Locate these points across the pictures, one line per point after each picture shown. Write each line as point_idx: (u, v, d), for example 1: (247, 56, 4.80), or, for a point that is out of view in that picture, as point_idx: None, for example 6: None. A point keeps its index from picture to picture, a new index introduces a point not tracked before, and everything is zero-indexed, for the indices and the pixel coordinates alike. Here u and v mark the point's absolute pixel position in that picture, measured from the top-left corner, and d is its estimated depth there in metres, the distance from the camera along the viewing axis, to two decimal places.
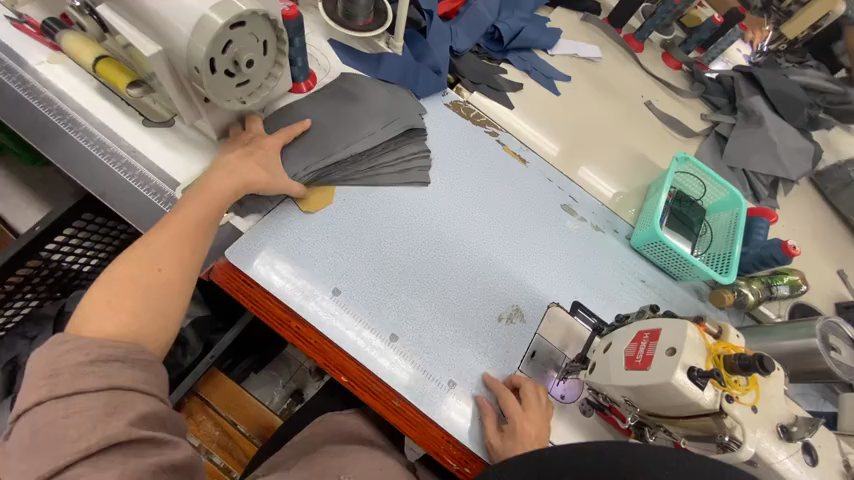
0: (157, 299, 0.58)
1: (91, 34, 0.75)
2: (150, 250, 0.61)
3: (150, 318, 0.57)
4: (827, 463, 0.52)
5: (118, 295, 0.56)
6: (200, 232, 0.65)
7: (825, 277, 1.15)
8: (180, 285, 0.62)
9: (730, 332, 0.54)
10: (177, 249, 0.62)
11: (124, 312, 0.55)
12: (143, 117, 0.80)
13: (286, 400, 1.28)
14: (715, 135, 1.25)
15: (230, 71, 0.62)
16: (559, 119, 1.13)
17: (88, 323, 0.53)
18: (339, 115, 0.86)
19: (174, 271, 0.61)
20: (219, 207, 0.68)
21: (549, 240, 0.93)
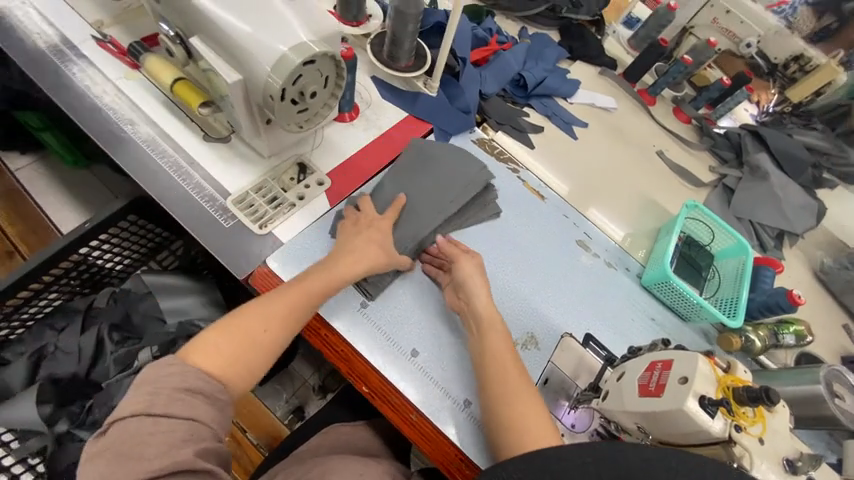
0: (252, 356, 0.68)
1: (178, 59, 0.83)
2: (264, 308, 0.71)
3: (242, 371, 0.66)
4: None
5: (228, 343, 0.66)
6: (308, 307, 0.73)
7: (831, 330, 1.17)
8: (275, 347, 0.70)
9: (738, 367, 0.58)
10: (284, 318, 0.71)
11: (226, 359, 0.65)
12: (204, 133, 0.89)
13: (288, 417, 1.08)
14: (723, 186, 1.33)
15: (295, 100, 0.71)
16: (576, 162, 1.21)
17: (198, 351, 0.64)
18: (422, 178, 0.91)
19: (274, 336, 0.70)
20: (332, 289, 0.75)
21: (564, 273, 0.98)
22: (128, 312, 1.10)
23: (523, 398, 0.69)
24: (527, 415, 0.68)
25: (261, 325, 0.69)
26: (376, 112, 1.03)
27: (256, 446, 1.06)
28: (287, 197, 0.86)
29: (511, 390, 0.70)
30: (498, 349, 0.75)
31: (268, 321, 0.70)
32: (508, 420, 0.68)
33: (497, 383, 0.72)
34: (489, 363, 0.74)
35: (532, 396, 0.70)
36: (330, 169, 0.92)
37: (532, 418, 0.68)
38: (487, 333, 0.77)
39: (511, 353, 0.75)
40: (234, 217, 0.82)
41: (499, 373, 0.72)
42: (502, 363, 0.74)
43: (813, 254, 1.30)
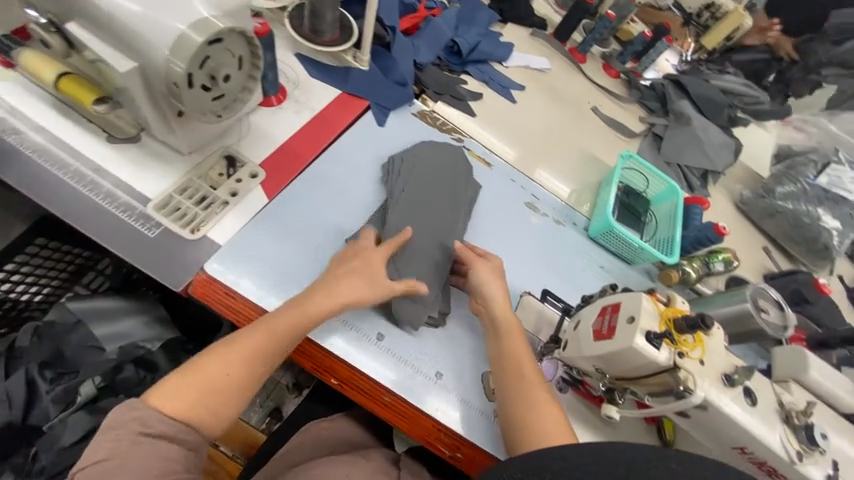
0: (220, 400, 0.64)
1: (57, 51, 0.72)
2: (235, 349, 0.66)
3: (204, 414, 0.63)
4: (764, 403, 0.61)
5: (197, 389, 0.63)
6: (277, 345, 0.68)
7: (753, 253, 1.31)
8: (242, 389, 0.66)
9: (676, 299, 0.62)
10: (250, 359, 0.66)
11: (185, 400, 0.62)
12: (107, 133, 0.79)
13: (266, 421, 0.99)
14: (652, 135, 1.41)
15: (206, 86, 0.64)
16: (518, 126, 1.22)
17: (163, 392, 0.62)
18: (413, 198, 0.90)
19: (237, 377, 0.65)
20: (304, 328, 0.69)
21: (519, 236, 1.00)
22: (61, 347, 0.98)
23: (543, 405, 0.70)
24: (540, 413, 0.70)
25: (233, 369, 0.65)
26: (305, 93, 0.96)
27: (233, 457, 1.02)
28: (218, 195, 0.80)
29: (527, 390, 0.72)
30: (516, 349, 0.76)
31: (240, 364, 0.66)
32: (520, 416, 0.70)
33: (514, 384, 0.73)
34: (507, 365, 0.74)
35: (546, 395, 0.72)
36: (263, 158, 0.86)
37: (545, 415, 0.70)
38: (507, 335, 0.77)
39: (528, 354, 0.76)
40: (159, 225, 0.74)
41: (517, 374, 0.73)
42: (520, 365, 0.74)
43: (733, 188, 1.43)
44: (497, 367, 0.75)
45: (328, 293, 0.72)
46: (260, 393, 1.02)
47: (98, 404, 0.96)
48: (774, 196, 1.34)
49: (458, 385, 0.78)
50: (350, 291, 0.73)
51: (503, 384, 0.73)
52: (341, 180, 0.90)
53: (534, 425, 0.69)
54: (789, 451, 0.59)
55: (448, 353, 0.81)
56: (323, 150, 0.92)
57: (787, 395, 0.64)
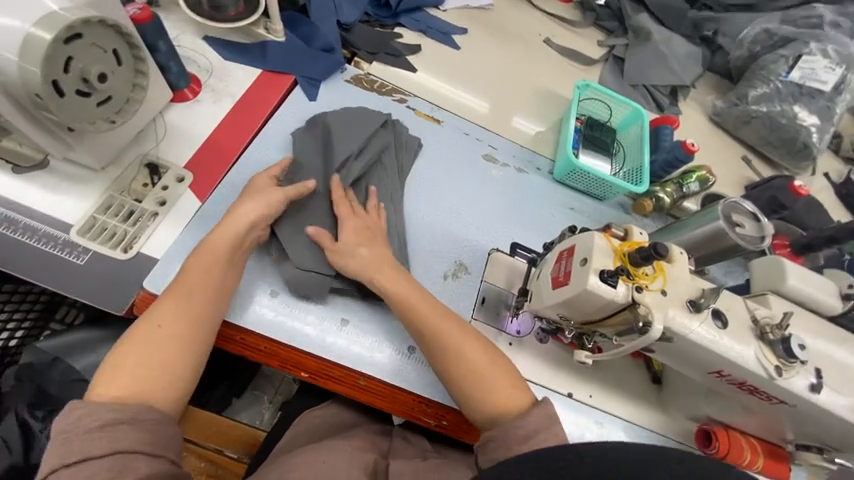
0: (172, 357, 0.60)
1: None
2: (165, 304, 0.63)
3: (152, 379, 0.58)
4: (737, 322, 0.58)
5: (141, 357, 0.59)
6: (204, 285, 0.65)
7: (732, 166, 1.26)
8: (184, 341, 0.62)
9: (634, 231, 0.58)
10: (180, 310, 0.63)
11: (127, 373, 0.57)
12: (10, 164, 0.72)
13: (277, 413, 1.13)
14: (613, 58, 1.32)
15: (84, 91, 0.57)
16: (465, 74, 1.13)
17: (104, 381, 0.56)
18: (324, 158, 0.84)
19: (173, 330, 0.61)
20: (225, 260, 0.67)
21: (479, 190, 0.95)
22: (43, 386, 0.94)
23: (498, 375, 0.68)
24: (491, 383, 0.67)
25: (172, 324, 0.62)
26: (221, 78, 0.88)
27: (239, 459, 0.98)
28: (145, 207, 0.74)
29: (471, 363, 0.68)
30: (441, 329, 0.69)
31: (175, 316, 0.62)
32: (475, 389, 0.67)
33: (455, 363, 0.68)
34: (440, 346, 0.68)
35: (489, 356, 0.69)
36: (187, 159, 0.80)
37: (500, 379, 0.67)
38: (425, 317, 0.70)
39: (454, 324, 0.70)
40: (87, 250, 0.69)
41: (455, 352, 0.68)
42: (455, 343, 0.69)
43: (704, 101, 1.37)
44: (431, 351, 0.69)
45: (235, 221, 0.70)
46: (268, 389, 1.15)
47: None
48: (747, 102, 1.27)
49: None
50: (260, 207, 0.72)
51: (448, 367, 0.68)
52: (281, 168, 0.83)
53: (495, 400, 0.66)
54: (766, 367, 0.58)
55: None
56: (253, 138, 0.85)
57: (761, 309, 0.61)
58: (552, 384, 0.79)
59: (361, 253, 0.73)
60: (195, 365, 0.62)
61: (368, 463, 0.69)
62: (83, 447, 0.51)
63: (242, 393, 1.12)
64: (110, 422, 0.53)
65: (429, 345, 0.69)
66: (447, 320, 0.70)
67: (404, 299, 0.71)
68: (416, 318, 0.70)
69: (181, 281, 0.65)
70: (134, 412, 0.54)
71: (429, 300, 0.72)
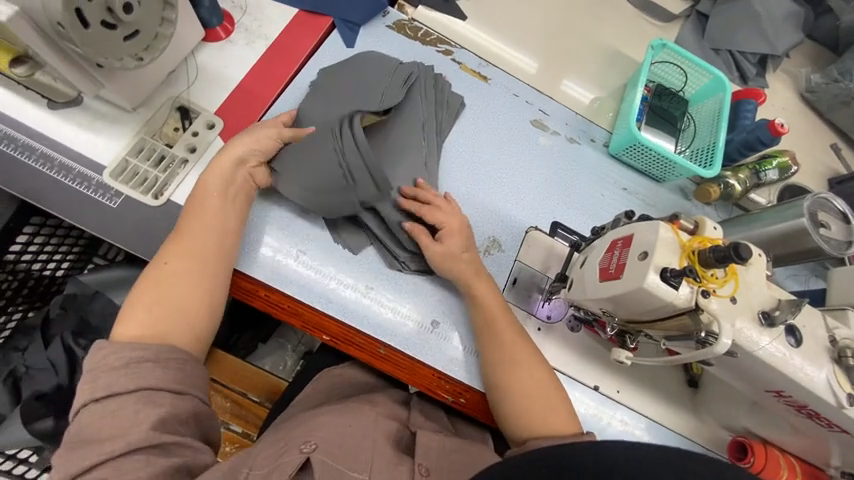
0: (186, 296, 0.61)
1: None
2: (173, 246, 0.63)
3: (172, 317, 0.59)
4: (812, 341, 0.51)
5: (157, 294, 0.59)
6: (210, 226, 0.65)
7: (819, 154, 1.09)
8: (199, 281, 0.62)
9: (706, 225, 0.51)
10: (189, 252, 0.63)
11: (146, 314, 0.58)
12: (46, 99, 0.70)
13: (299, 362, 1.15)
14: (696, 15, 1.14)
15: (108, 22, 0.53)
16: (521, 25, 1.00)
17: (126, 316, 0.58)
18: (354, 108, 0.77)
19: (182, 271, 0.62)
20: (225, 200, 0.67)
21: (524, 159, 0.87)
22: (84, 316, 1.01)
23: (538, 391, 0.66)
24: (539, 403, 0.65)
25: (183, 263, 0.62)
26: (255, 17, 0.82)
27: (260, 402, 1.03)
28: (176, 152, 0.72)
29: (526, 380, 0.66)
30: (504, 338, 0.68)
31: (183, 254, 0.62)
32: (523, 407, 0.65)
33: (508, 376, 0.66)
34: (499, 355, 0.68)
35: (546, 377, 0.67)
36: (219, 104, 0.76)
37: (549, 401, 0.65)
38: (494, 325, 0.69)
39: (524, 344, 0.69)
40: (119, 194, 0.69)
41: (511, 365, 0.67)
42: (513, 357, 0.67)
43: (798, 73, 1.17)
44: (489, 360, 0.68)
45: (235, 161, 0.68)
46: (291, 338, 1.17)
47: None
48: (851, 79, 1.06)
49: (457, 330, 0.74)
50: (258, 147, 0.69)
51: (503, 379, 0.67)
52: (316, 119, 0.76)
53: (532, 410, 0.64)
54: (837, 394, 0.50)
55: (446, 297, 0.75)
56: (286, 86, 0.80)
57: (842, 329, 0.53)
58: (579, 375, 0.75)
59: (435, 250, 0.70)
60: (207, 300, 0.62)
61: (391, 431, 0.68)
62: (108, 383, 0.53)
63: (266, 339, 1.15)
64: (135, 360, 0.54)
65: (489, 356, 0.68)
66: (511, 328, 0.69)
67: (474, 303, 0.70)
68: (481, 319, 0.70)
69: (185, 224, 0.65)
70: (157, 351, 0.55)
71: (503, 311, 0.70)
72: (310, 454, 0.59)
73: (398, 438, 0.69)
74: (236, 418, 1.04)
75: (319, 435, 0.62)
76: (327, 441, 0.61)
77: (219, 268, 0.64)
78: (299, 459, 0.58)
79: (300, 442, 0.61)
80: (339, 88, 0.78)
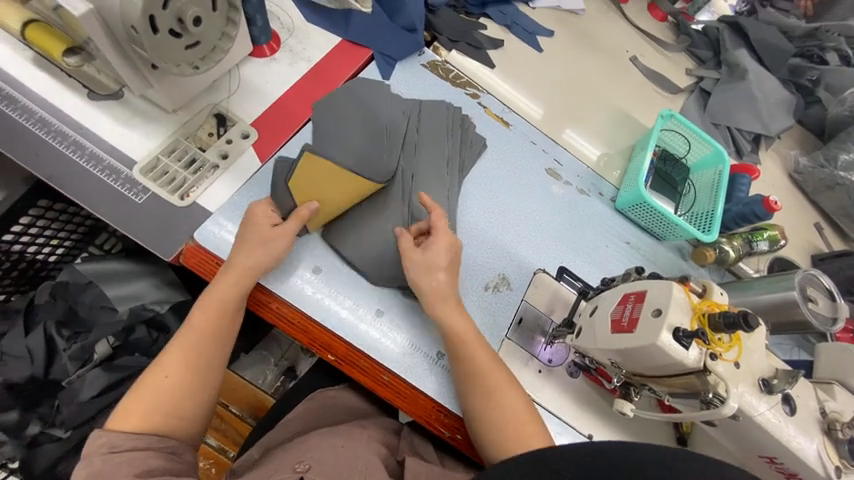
0: (181, 403, 0.64)
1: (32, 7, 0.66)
2: (174, 352, 0.65)
3: (165, 420, 0.63)
4: (804, 411, 0.54)
5: (151, 402, 0.63)
6: (209, 336, 0.67)
7: (804, 231, 1.17)
8: (195, 388, 0.65)
9: (713, 289, 0.54)
10: (188, 360, 0.65)
11: (141, 415, 0.62)
12: (87, 90, 0.72)
13: (280, 378, 1.02)
14: (699, 90, 1.24)
15: (176, 31, 0.56)
16: (542, 79, 1.08)
17: (122, 413, 0.62)
18: (378, 135, 0.80)
19: (179, 378, 0.64)
20: (229, 313, 0.68)
21: (536, 205, 0.91)
22: (73, 306, 0.98)
23: (512, 410, 0.66)
24: (513, 419, 0.66)
25: (179, 365, 0.65)
26: (300, 40, 0.86)
27: (242, 418, 1.00)
28: (208, 157, 0.73)
29: (504, 401, 0.67)
30: (484, 361, 0.68)
31: (184, 367, 0.65)
32: (501, 429, 0.65)
33: (487, 400, 0.67)
34: (478, 379, 0.67)
35: (521, 400, 0.68)
36: (256, 116, 0.78)
37: (524, 421, 0.66)
38: (468, 343, 0.69)
39: (503, 370, 0.69)
40: (146, 190, 0.69)
41: (486, 385, 0.67)
42: (492, 381, 0.67)
43: (787, 154, 1.27)
44: (468, 383, 0.68)
45: (237, 268, 0.67)
46: (274, 352, 1.05)
47: (115, 361, 0.97)
48: (835, 166, 1.17)
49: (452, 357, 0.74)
50: (262, 264, 0.67)
51: (483, 405, 0.66)
52: (344, 140, 0.78)
53: (510, 428, 0.65)
54: (826, 465, 0.53)
55: None
56: None
57: (830, 402, 0.57)
58: (574, 422, 0.76)
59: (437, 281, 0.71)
60: (197, 415, 0.66)
61: (381, 452, 0.70)
62: (104, 462, 0.58)
63: (248, 351, 1.03)
64: (129, 447, 0.59)
65: (468, 384, 0.68)
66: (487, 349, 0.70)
67: (456, 332, 0.69)
68: (457, 342, 0.69)
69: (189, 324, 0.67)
70: (149, 441, 0.61)
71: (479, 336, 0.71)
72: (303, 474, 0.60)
73: (386, 462, 0.70)
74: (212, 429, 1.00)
75: (312, 460, 0.63)
76: (321, 463, 0.63)
77: (210, 385, 0.67)
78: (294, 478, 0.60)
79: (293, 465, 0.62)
80: (367, 114, 0.81)
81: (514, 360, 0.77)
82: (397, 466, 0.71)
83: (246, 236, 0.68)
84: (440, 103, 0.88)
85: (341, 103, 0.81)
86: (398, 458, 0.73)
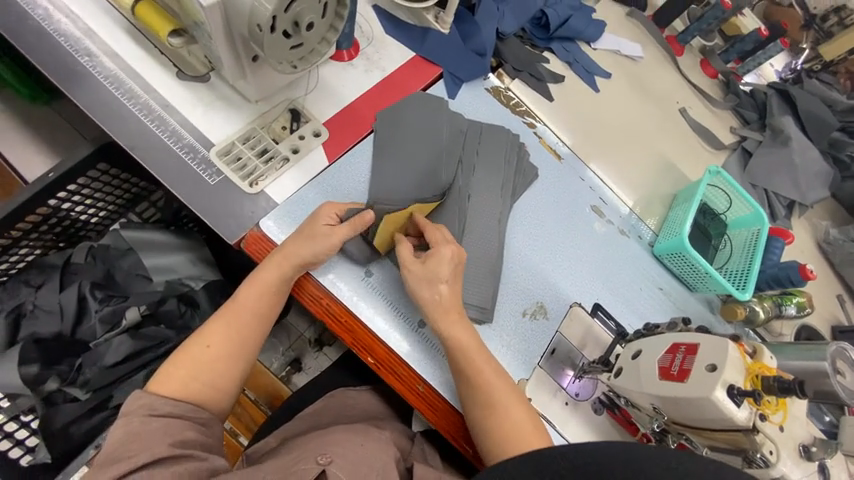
0: (219, 377, 0.65)
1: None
2: (219, 326, 0.67)
3: (200, 390, 0.64)
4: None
5: (192, 370, 0.64)
6: (253, 314, 0.68)
7: (828, 301, 1.19)
8: (233, 363, 0.67)
9: (764, 353, 0.56)
10: (230, 334, 0.67)
11: (180, 381, 0.63)
12: (176, 69, 0.75)
13: (286, 368, 1.01)
14: (742, 149, 1.26)
15: (288, 33, 0.59)
16: (595, 118, 1.11)
17: (164, 375, 0.63)
18: (439, 151, 0.82)
19: (221, 351, 0.66)
20: (275, 295, 0.69)
21: (578, 240, 0.93)
22: (111, 270, 0.99)
23: (522, 425, 0.66)
24: (518, 431, 0.66)
25: (221, 338, 0.66)
26: (377, 50, 0.90)
27: (257, 404, 1.00)
28: (280, 149, 0.76)
29: (509, 419, 0.66)
30: (488, 374, 0.68)
31: (227, 341, 0.67)
32: (502, 439, 0.65)
33: (496, 415, 0.67)
34: (479, 392, 0.67)
35: (524, 411, 0.68)
36: (329, 117, 0.81)
37: (526, 434, 0.66)
38: (475, 351, 0.69)
39: (508, 384, 0.69)
40: (220, 173, 0.72)
41: (490, 395, 0.67)
42: (495, 394, 0.67)
43: (818, 224, 1.29)
44: (468, 393, 0.68)
45: (289, 254, 0.68)
46: (284, 340, 1.03)
47: (141, 330, 0.97)
48: None
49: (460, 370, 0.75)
50: (314, 250, 0.68)
51: (493, 425, 0.66)
52: (409, 152, 0.80)
53: (519, 442, 0.65)
54: None
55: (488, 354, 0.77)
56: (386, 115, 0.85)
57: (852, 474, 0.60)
58: None
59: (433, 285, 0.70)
60: (230, 390, 0.67)
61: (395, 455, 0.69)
62: (142, 425, 0.58)
63: None
64: (164, 414, 0.60)
65: (471, 397, 0.68)
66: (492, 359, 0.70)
67: (458, 347, 0.69)
68: (456, 355, 0.69)
69: (237, 300, 0.69)
70: (184, 409, 0.62)
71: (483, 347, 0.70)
72: (326, 466, 0.60)
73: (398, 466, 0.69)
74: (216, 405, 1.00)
75: (334, 455, 0.62)
76: (342, 457, 0.62)
77: (246, 362, 0.68)
78: (316, 470, 0.59)
79: (315, 457, 0.62)
80: (431, 130, 0.83)
81: (542, 390, 0.78)
82: (407, 472, 0.71)
83: (301, 228, 0.69)
84: (501, 130, 0.91)
85: (408, 114, 0.83)
86: (408, 464, 0.73)
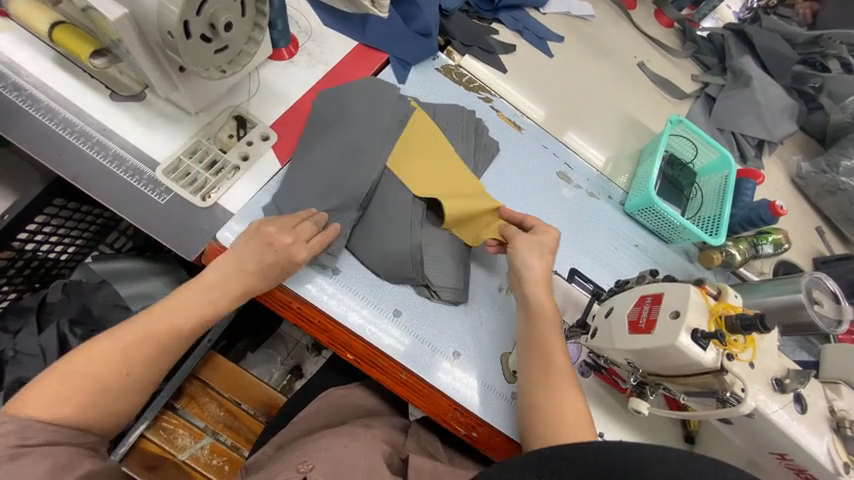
0: (125, 400, 0.57)
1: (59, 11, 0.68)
2: (131, 341, 0.57)
3: (99, 416, 0.55)
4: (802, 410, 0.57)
5: (85, 391, 0.54)
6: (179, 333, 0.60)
7: (807, 235, 1.20)
8: (143, 385, 0.58)
9: (728, 293, 0.57)
10: (144, 353, 0.58)
11: (69, 404, 0.53)
12: (111, 91, 0.74)
13: (286, 376, 1.06)
14: (705, 96, 1.26)
15: (207, 36, 0.58)
16: (551, 83, 1.09)
17: (37, 396, 0.52)
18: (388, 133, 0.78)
19: (134, 373, 0.57)
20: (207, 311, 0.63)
21: (548, 208, 0.92)
22: (87, 305, 0.96)
23: (579, 414, 0.64)
24: (576, 420, 0.64)
25: (133, 356, 0.57)
26: (318, 44, 0.87)
27: (254, 416, 0.94)
28: (228, 158, 0.75)
29: (563, 408, 0.64)
30: (553, 351, 0.69)
31: (139, 360, 0.58)
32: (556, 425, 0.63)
33: (552, 399, 0.65)
34: (547, 370, 0.67)
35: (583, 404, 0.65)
36: (275, 119, 0.80)
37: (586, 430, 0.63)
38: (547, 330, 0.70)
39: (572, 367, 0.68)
40: (169, 191, 0.71)
41: (558, 377, 0.67)
42: (557, 375, 0.67)
43: (789, 159, 1.29)
44: (534, 365, 0.68)
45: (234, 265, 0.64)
46: (281, 350, 1.08)
47: None
48: (837, 171, 1.19)
49: (455, 354, 0.76)
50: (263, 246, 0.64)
51: (545, 409, 0.65)
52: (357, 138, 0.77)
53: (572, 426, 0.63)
54: (835, 461, 0.59)
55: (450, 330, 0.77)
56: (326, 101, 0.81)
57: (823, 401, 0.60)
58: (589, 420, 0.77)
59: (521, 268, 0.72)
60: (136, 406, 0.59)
61: (384, 452, 0.70)
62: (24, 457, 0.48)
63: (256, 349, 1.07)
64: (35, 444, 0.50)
65: (538, 376, 0.68)
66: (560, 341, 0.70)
67: (539, 316, 0.71)
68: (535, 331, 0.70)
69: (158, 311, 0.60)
70: (68, 435, 0.53)
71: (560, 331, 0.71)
72: (306, 473, 0.60)
73: (388, 462, 0.70)
74: (192, 402, 0.93)
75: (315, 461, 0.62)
76: (324, 461, 0.62)
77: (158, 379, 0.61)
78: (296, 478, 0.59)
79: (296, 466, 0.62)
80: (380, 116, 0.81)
81: None
82: (400, 464, 0.72)
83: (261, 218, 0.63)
84: (456, 107, 0.89)
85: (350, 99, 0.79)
86: (402, 456, 0.73)
